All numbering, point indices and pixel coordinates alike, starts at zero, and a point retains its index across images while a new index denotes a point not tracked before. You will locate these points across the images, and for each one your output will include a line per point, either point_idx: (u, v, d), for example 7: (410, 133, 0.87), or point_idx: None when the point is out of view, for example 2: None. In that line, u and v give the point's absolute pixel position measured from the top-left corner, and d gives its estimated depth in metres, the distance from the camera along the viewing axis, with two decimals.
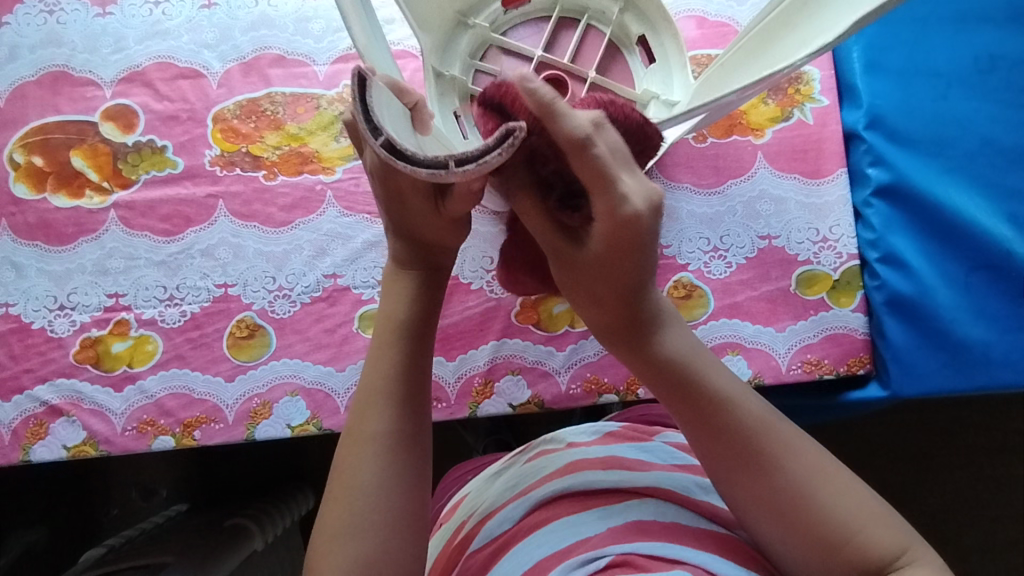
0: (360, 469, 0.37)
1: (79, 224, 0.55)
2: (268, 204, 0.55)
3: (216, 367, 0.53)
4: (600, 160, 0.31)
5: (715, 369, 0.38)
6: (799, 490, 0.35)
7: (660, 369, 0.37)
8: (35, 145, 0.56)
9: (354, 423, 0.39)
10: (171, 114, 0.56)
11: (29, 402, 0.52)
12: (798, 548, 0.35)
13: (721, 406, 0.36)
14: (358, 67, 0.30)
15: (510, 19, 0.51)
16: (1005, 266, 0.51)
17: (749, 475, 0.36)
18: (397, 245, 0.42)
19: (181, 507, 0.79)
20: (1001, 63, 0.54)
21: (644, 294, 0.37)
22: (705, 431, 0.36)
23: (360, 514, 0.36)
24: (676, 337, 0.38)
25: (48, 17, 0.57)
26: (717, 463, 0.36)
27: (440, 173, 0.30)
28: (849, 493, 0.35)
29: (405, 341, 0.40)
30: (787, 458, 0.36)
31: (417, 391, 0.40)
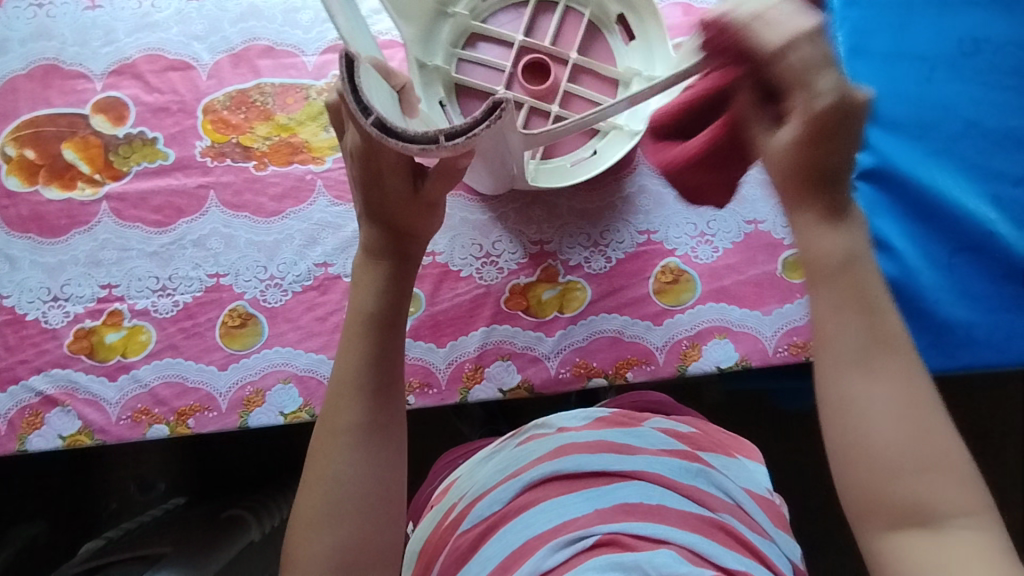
0: (334, 463, 0.37)
1: (71, 216, 0.55)
2: (259, 195, 0.55)
3: (209, 356, 0.53)
4: (793, 68, 0.31)
5: (874, 269, 0.32)
6: (901, 408, 0.30)
7: (831, 254, 0.31)
8: (26, 139, 0.56)
9: (326, 414, 0.38)
10: (161, 106, 0.57)
11: (25, 392, 0.53)
12: (860, 463, 0.30)
13: (867, 303, 0.31)
14: (347, 49, 0.30)
15: (489, 7, 0.52)
16: (988, 247, 0.52)
17: (855, 373, 0.30)
18: (371, 231, 0.41)
19: (180, 499, 0.79)
20: (986, 45, 0.55)
21: (842, 176, 0.32)
22: (841, 312, 0.31)
23: (332, 504, 0.37)
24: (840, 232, 0.31)
25: (38, 11, 0.58)
26: (830, 352, 0.31)
27: (431, 148, 0.32)
28: (944, 438, 0.30)
29: (374, 331, 0.39)
30: (898, 372, 0.30)
31: (389, 380, 0.39)
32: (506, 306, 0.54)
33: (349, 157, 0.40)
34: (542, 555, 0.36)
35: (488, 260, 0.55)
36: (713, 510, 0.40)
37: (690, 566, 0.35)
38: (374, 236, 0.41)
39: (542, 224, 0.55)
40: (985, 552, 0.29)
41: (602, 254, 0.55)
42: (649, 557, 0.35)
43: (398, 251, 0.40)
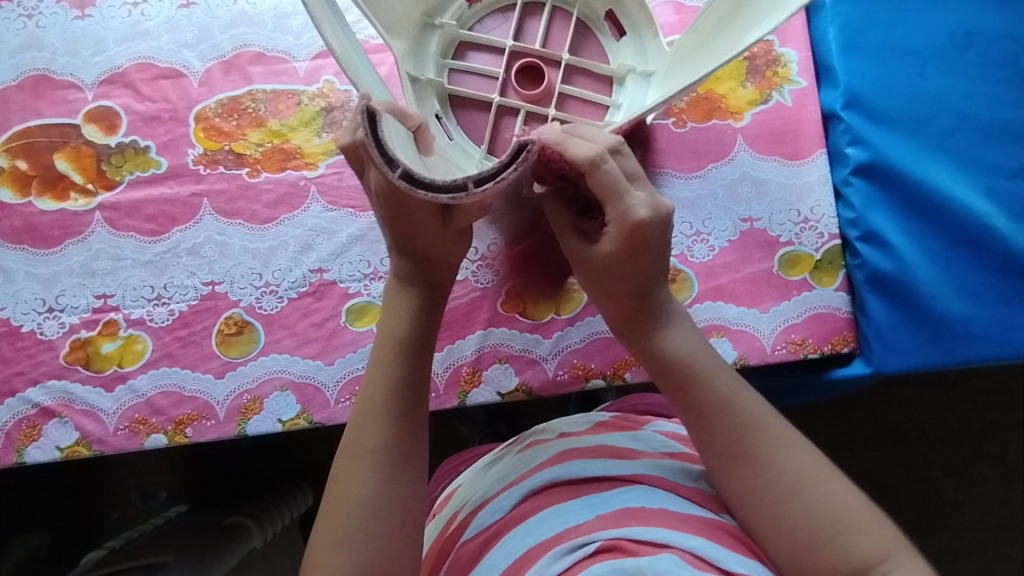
0: (357, 483, 0.38)
1: (65, 226, 0.55)
2: (253, 201, 0.55)
3: (206, 365, 0.53)
4: (610, 175, 0.37)
5: (712, 365, 0.41)
6: (790, 484, 0.38)
7: (659, 367, 0.42)
8: (18, 150, 0.56)
9: (352, 436, 0.39)
10: (153, 115, 0.56)
11: (21, 404, 0.52)
12: (780, 539, 0.37)
13: (726, 405, 0.39)
14: (369, 105, 0.32)
15: (476, 13, 0.51)
16: (984, 241, 0.52)
17: (745, 471, 0.38)
18: (399, 263, 0.42)
19: (181, 508, 0.79)
20: (978, 38, 0.54)
21: (652, 297, 0.41)
22: (700, 421, 0.40)
23: (357, 525, 0.37)
24: (681, 336, 0.42)
25: (27, 21, 0.58)
26: (713, 455, 0.40)
27: (460, 195, 0.34)
28: (838, 493, 0.37)
29: (402, 358, 0.41)
30: (780, 454, 0.38)
31: (416, 404, 0.40)
32: (503, 309, 0.54)
33: (371, 191, 0.40)
34: (547, 561, 0.36)
35: (483, 263, 0.55)
36: (716, 514, 0.39)
37: (693, 570, 0.34)
38: (402, 267, 0.42)
39: None
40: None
41: None
42: (652, 561, 0.34)
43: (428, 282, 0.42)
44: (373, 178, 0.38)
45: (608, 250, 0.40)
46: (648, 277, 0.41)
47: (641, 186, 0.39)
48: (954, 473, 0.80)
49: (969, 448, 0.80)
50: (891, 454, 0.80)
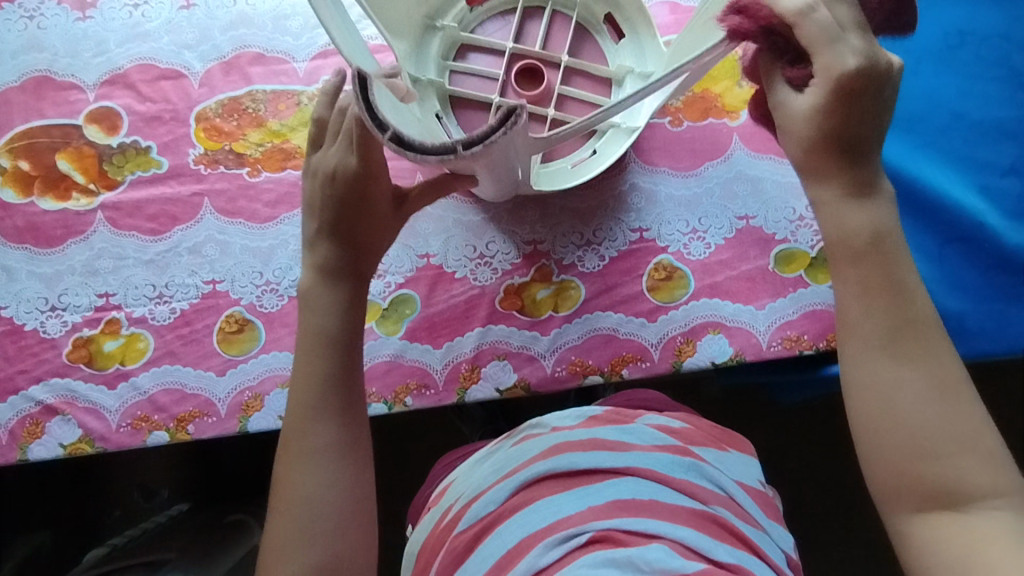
0: (305, 482, 0.42)
1: (67, 226, 0.56)
2: (253, 201, 0.56)
3: (207, 362, 0.53)
4: (822, 21, 0.36)
5: (902, 260, 0.39)
6: (939, 392, 0.37)
7: (865, 248, 0.38)
8: (20, 150, 0.56)
9: (293, 438, 0.43)
10: (154, 115, 0.57)
11: (25, 402, 0.53)
12: (892, 443, 0.37)
13: (899, 292, 0.38)
14: (359, 69, 0.34)
15: (477, 16, 0.52)
16: (977, 238, 0.52)
17: (888, 359, 0.38)
18: (333, 253, 0.46)
19: (183, 506, 0.79)
20: (971, 37, 0.55)
21: (866, 152, 0.38)
22: (869, 310, 0.38)
23: (309, 520, 0.41)
24: (887, 213, 0.39)
25: (29, 22, 0.58)
26: (860, 340, 0.38)
27: (449, 157, 0.35)
28: (968, 414, 0.37)
29: (333, 356, 0.44)
30: (927, 357, 0.38)
31: (350, 398, 0.44)
32: (501, 306, 0.55)
33: (321, 173, 0.45)
34: (538, 553, 0.37)
35: (482, 261, 0.55)
36: (706, 503, 0.40)
37: (681, 560, 0.35)
38: (334, 257, 0.46)
39: (535, 224, 0.56)
40: (1010, 523, 0.36)
41: (595, 252, 0.55)
42: (641, 551, 0.35)
43: (355, 272, 0.46)
44: (342, 159, 0.44)
45: (795, 110, 0.39)
46: (875, 122, 0.38)
47: (821, 57, 0.36)
48: None
49: None
50: None
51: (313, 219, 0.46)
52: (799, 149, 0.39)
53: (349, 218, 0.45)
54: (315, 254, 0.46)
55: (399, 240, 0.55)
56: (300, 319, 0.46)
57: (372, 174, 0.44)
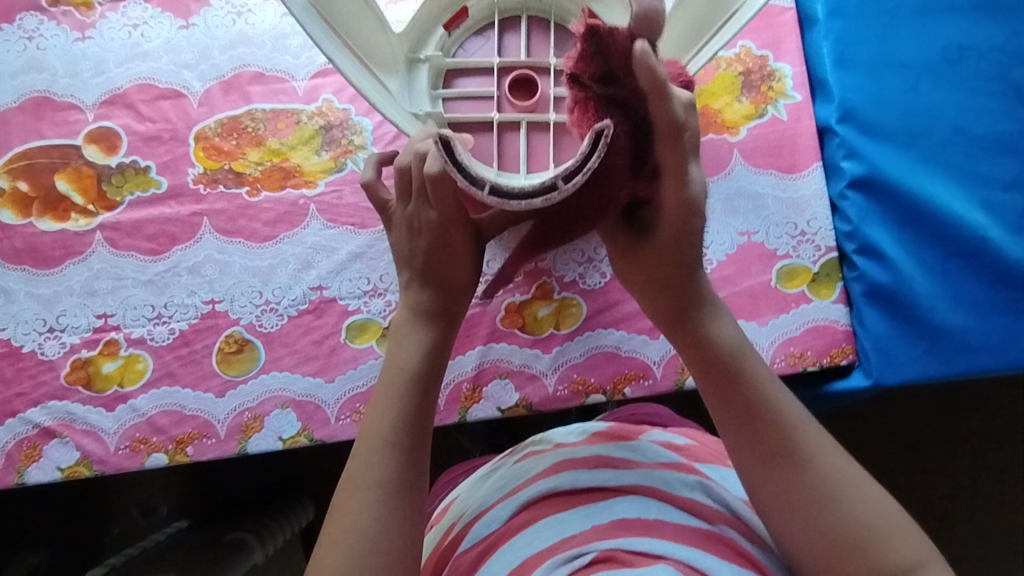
0: (360, 514, 0.37)
1: (66, 246, 0.55)
2: (253, 220, 0.56)
3: (207, 383, 0.53)
4: (685, 141, 0.35)
5: (757, 365, 0.41)
6: (823, 490, 0.37)
7: (721, 371, 0.40)
8: (19, 171, 0.56)
9: (355, 467, 0.39)
10: (153, 135, 0.57)
11: (22, 425, 0.52)
12: (820, 548, 0.37)
13: (755, 409, 0.39)
14: (442, 134, 0.36)
15: (456, 39, 0.52)
16: (981, 252, 0.52)
17: (783, 470, 0.38)
18: (422, 298, 0.43)
19: (182, 524, 0.79)
20: (970, 52, 0.55)
21: (693, 279, 0.41)
22: (746, 432, 0.39)
23: (355, 555, 0.36)
24: (730, 328, 0.41)
25: (28, 43, 0.58)
26: (752, 460, 0.39)
27: (552, 196, 0.35)
28: (864, 500, 0.37)
29: (412, 390, 0.41)
30: (816, 460, 0.38)
31: (423, 436, 0.40)
32: (502, 325, 0.54)
33: (405, 225, 0.43)
34: (541, 574, 0.35)
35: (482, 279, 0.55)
36: (711, 523, 0.39)
37: None
38: (426, 300, 0.43)
39: None
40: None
41: (596, 270, 0.55)
42: (647, 572, 0.33)
43: (443, 317, 0.43)
44: (423, 212, 0.41)
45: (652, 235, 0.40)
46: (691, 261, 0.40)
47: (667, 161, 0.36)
48: (957, 484, 0.78)
49: (973, 456, 0.79)
50: (897, 467, 0.78)
51: (402, 267, 0.44)
52: (655, 289, 0.42)
53: (434, 265, 0.42)
54: (407, 301, 0.44)
55: None
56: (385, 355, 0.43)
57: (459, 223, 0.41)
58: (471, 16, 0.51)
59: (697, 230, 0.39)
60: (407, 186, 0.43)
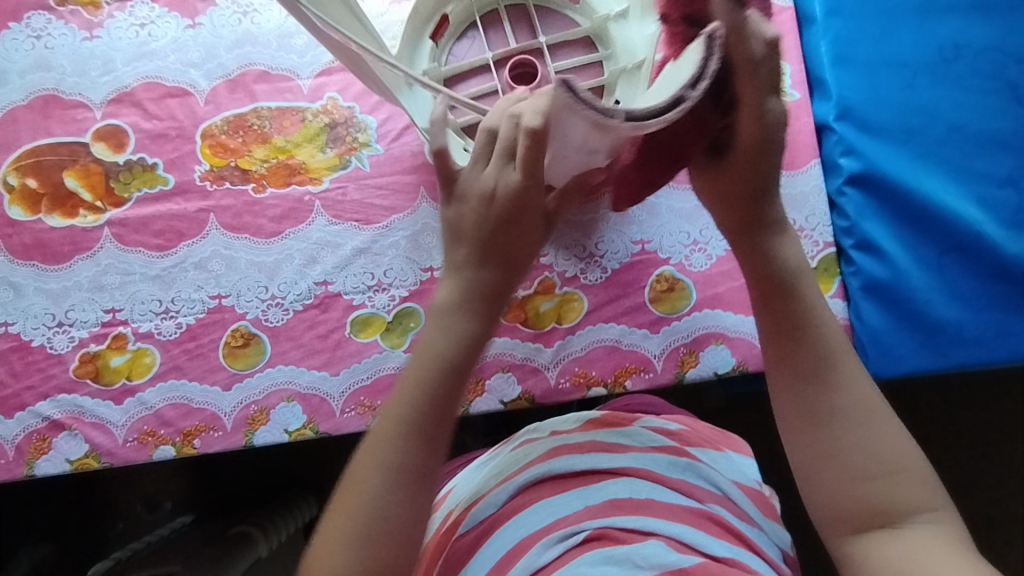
0: (370, 488, 0.39)
1: (74, 242, 0.56)
2: (259, 216, 0.56)
3: (214, 377, 0.54)
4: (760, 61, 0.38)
5: (814, 292, 0.44)
6: (851, 415, 0.41)
7: (772, 289, 0.44)
8: (28, 168, 0.57)
9: (373, 441, 0.40)
10: (161, 132, 0.58)
11: (32, 418, 0.53)
12: (837, 465, 0.40)
13: (802, 329, 0.43)
14: (562, 77, 0.35)
15: (443, 47, 0.53)
16: (976, 247, 0.53)
17: (818, 388, 0.42)
18: (486, 270, 0.43)
19: (187, 518, 0.79)
20: (966, 51, 0.56)
21: (764, 204, 0.44)
22: (789, 346, 0.43)
23: (368, 522, 0.38)
24: (793, 250, 0.45)
25: (36, 42, 0.59)
26: (789, 373, 0.43)
27: (684, 105, 0.36)
28: (886, 436, 0.41)
29: (446, 380, 0.41)
30: (845, 389, 0.42)
31: (442, 423, 0.41)
32: (505, 319, 0.55)
33: (475, 197, 0.43)
34: (538, 551, 0.37)
35: None
36: (700, 501, 0.40)
37: (678, 555, 0.36)
38: (481, 279, 0.43)
39: None
40: (938, 538, 0.38)
41: (598, 265, 0.56)
42: (637, 547, 0.36)
43: (489, 297, 0.43)
44: (509, 178, 0.42)
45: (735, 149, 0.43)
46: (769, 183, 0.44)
47: (743, 93, 0.39)
48: (956, 479, 0.79)
49: (972, 450, 0.79)
50: None
51: (464, 239, 0.44)
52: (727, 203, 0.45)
53: (493, 238, 0.43)
54: (458, 277, 0.43)
55: (404, 254, 0.56)
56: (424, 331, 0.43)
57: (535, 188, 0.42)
58: (451, 23, 0.53)
59: (777, 147, 0.42)
60: (489, 150, 0.42)
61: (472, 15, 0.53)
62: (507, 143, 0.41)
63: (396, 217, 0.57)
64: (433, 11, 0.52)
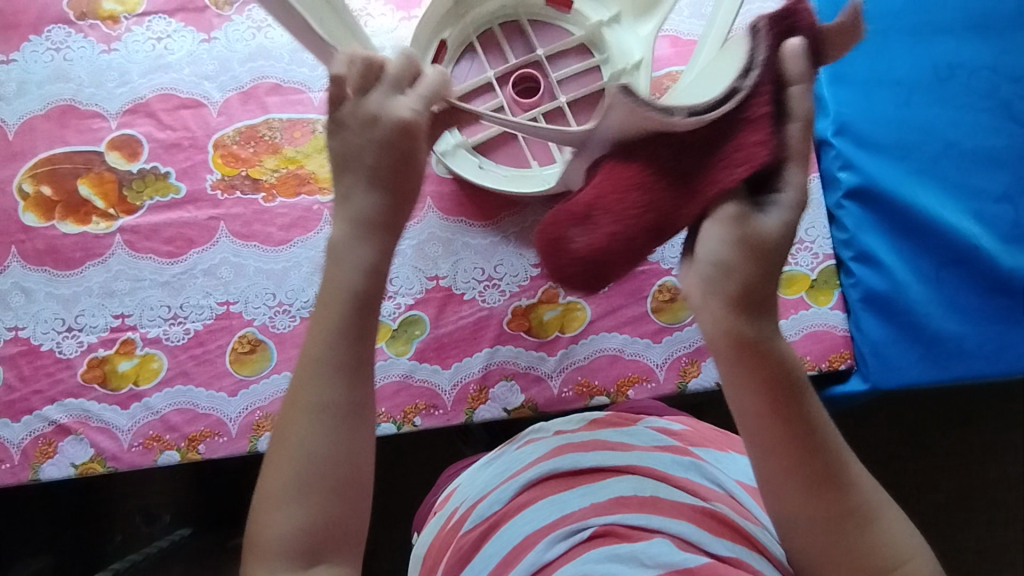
0: (301, 444, 0.32)
1: (86, 249, 0.57)
2: (268, 224, 0.57)
3: (220, 382, 0.54)
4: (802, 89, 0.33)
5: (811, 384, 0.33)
6: (866, 516, 0.32)
7: (782, 384, 0.31)
8: (43, 176, 0.58)
9: (287, 392, 0.33)
10: (174, 142, 0.59)
11: (38, 422, 0.54)
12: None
13: (813, 428, 0.31)
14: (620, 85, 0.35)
15: (446, 70, 0.53)
16: (974, 261, 0.54)
17: (834, 495, 0.31)
18: (375, 189, 0.35)
19: (185, 530, 0.79)
20: (960, 70, 0.57)
21: (769, 283, 0.31)
22: (804, 453, 0.31)
23: (298, 476, 0.32)
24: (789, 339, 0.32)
25: (55, 54, 0.60)
26: (800, 485, 0.31)
27: (738, 96, 0.33)
28: (893, 524, 0.32)
29: (350, 312, 0.33)
30: (851, 493, 0.32)
31: (356, 353, 0.33)
32: (509, 328, 0.56)
33: (357, 121, 0.36)
34: (544, 547, 0.37)
35: (490, 283, 0.57)
36: (706, 500, 0.40)
37: (683, 554, 0.35)
38: (371, 204, 0.35)
39: None
40: None
41: None
42: (644, 546, 0.35)
43: (392, 216, 0.35)
44: (397, 106, 0.36)
45: (769, 233, 0.31)
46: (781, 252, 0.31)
47: (792, 169, 0.32)
48: (957, 495, 0.79)
49: (973, 465, 0.79)
50: (898, 477, 0.78)
51: (342, 167, 0.36)
52: (733, 288, 0.31)
53: (384, 165, 0.35)
54: (345, 207, 0.35)
55: (409, 262, 0.57)
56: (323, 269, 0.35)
57: (419, 121, 0.36)
58: (449, 45, 0.54)
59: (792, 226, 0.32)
60: (367, 80, 0.37)
61: (469, 36, 0.54)
62: (399, 73, 0.37)
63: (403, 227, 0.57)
64: (432, 36, 0.53)
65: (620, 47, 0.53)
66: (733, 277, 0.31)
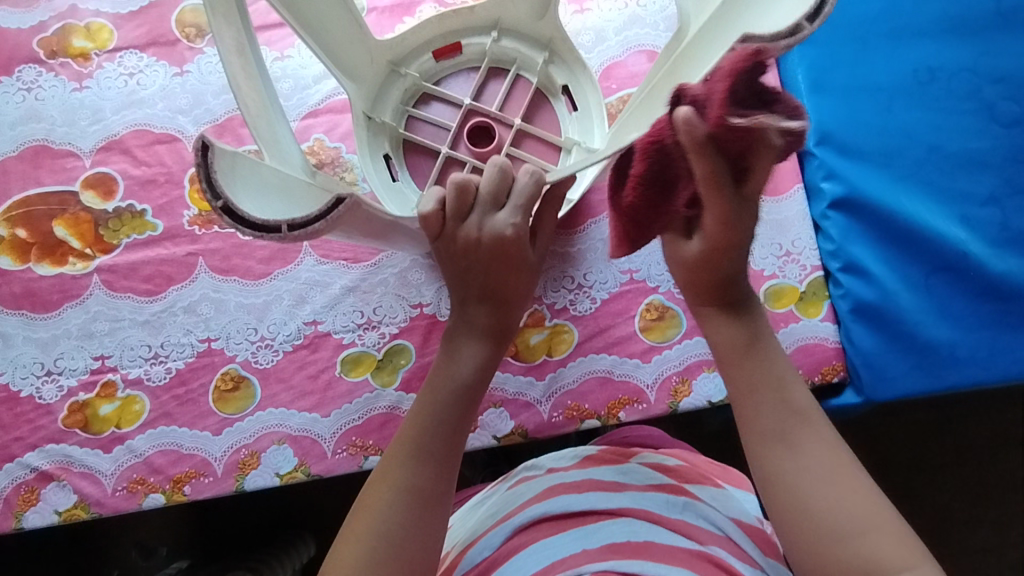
0: (382, 518, 0.37)
1: (64, 290, 0.56)
2: (247, 258, 0.56)
3: (203, 422, 0.53)
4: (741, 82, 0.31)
5: (776, 356, 0.40)
6: (819, 474, 0.36)
7: (740, 351, 0.40)
8: (17, 218, 0.57)
9: (380, 467, 0.39)
10: (149, 179, 0.58)
11: (21, 469, 0.53)
12: (805, 531, 0.35)
13: (767, 381, 0.39)
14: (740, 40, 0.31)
15: (400, 161, 0.52)
16: (964, 267, 0.53)
17: (781, 452, 0.37)
18: (481, 309, 0.42)
19: (182, 563, 0.77)
20: (940, 73, 0.56)
21: (739, 284, 0.41)
22: (754, 403, 0.39)
23: (380, 548, 0.36)
24: (752, 324, 0.41)
25: (27, 95, 0.59)
26: (753, 435, 0.38)
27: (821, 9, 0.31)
28: (852, 494, 0.35)
29: (455, 408, 0.41)
30: (811, 451, 0.37)
31: (454, 447, 0.40)
32: None
33: (463, 247, 0.40)
34: None
35: None
36: (703, 543, 0.39)
37: None
38: (482, 316, 0.42)
39: None
40: None
41: (587, 295, 0.56)
42: None
43: (495, 333, 0.43)
44: (497, 222, 0.40)
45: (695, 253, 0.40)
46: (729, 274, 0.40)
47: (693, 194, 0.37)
48: (956, 495, 0.78)
49: (969, 467, 0.78)
50: (898, 480, 0.78)
51: (452, 285, 0.43)
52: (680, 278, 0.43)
53: (491, 281, 0.42)
54: (463, 317, 0.43)
55: (393, 291, 0.56)
56: (436, 361, 0.43)
57: (519, 235, 0.40)
58: (387, 133, 0.52)
59: (742, 243, 0.39)
60: (462, 207, 0.39)
61: (400, 129, 0.52)
62: (494, 191, 0.39)
63: (383, 255, 0.56)
64: (372, 153, 0.51)
65: (530, 54, 0.52)
66: (683, 274, 0.42)
